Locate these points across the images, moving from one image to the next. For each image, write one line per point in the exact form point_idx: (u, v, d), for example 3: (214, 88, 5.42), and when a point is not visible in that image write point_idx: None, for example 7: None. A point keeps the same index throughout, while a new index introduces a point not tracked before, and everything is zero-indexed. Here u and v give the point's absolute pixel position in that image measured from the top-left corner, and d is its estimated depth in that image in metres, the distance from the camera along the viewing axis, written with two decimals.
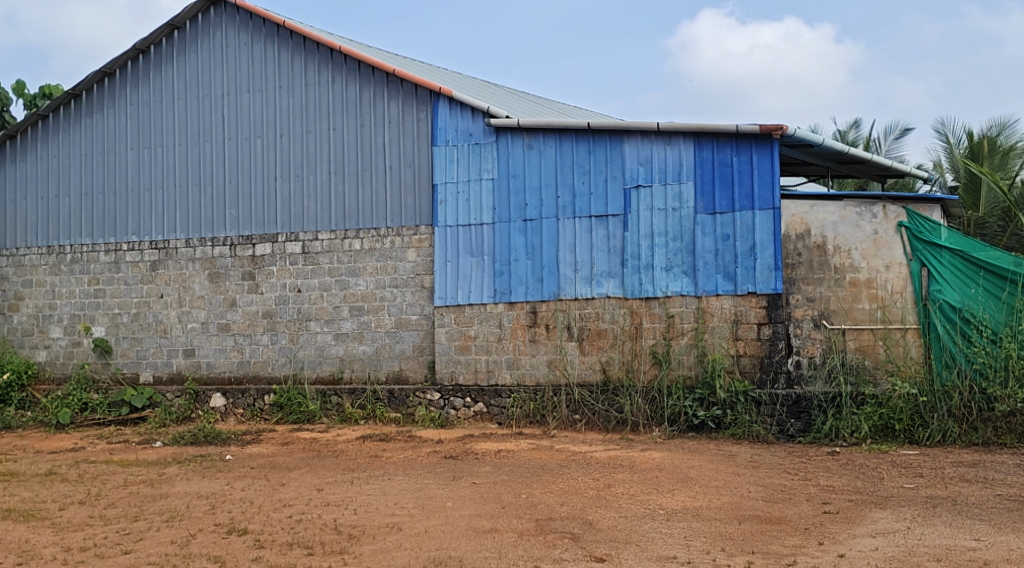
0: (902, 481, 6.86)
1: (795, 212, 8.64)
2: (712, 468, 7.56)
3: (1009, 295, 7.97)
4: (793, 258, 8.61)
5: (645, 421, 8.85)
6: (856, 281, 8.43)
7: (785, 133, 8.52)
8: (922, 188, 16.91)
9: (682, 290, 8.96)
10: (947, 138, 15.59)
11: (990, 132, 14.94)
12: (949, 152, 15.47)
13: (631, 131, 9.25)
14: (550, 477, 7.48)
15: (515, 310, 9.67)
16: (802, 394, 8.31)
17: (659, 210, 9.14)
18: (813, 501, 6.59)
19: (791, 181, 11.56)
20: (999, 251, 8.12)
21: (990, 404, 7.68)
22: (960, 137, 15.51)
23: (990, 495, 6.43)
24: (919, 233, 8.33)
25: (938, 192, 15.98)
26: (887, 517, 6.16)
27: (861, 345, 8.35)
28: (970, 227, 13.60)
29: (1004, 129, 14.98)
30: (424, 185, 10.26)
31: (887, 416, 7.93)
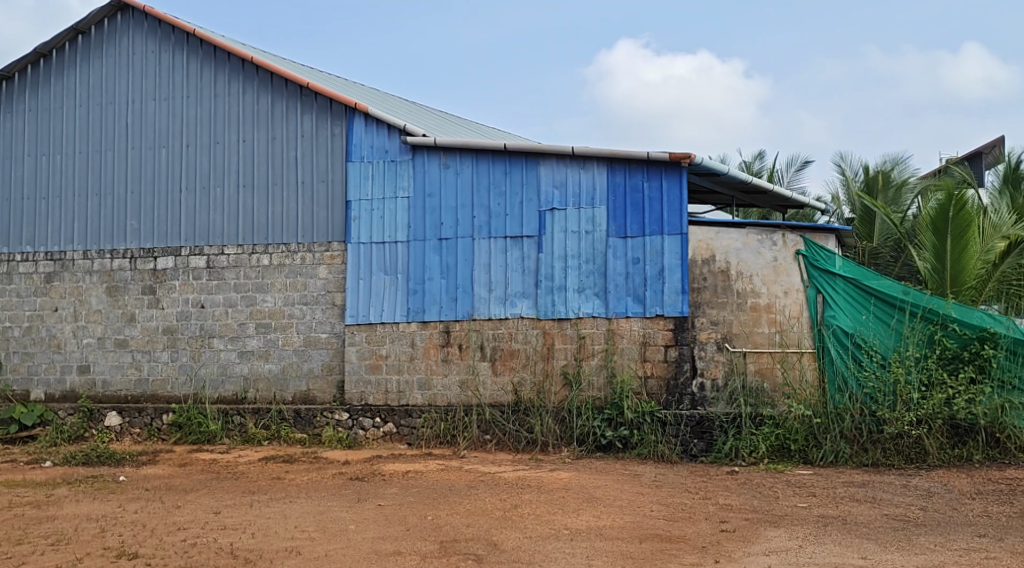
0: (796, 500, 7.12)
1: (702, 238, 8.91)
2: (617, 488, 7.66)
3: (898, 323, 8.31)
4: (699, 281, 8.86)
5: (554, 441, 8.91)
6: (757, 305, 8.74)
7: (693, 161, 8.79)
8: (821, 219, 17.65)
9: (593, 311, 9.10)
10: (845, 171, 16.36)
11: (884, 167, 15.68)
12: (846, 185, 16.23)
13: (547, 154, 9.37)
14: (456, 499, 7.45)
15: (428, 329, 9.64)
16: (705, 415, 8.54)
17: (572, 232, 9.28)
18: (712, 520, 6.76)
19: (698, 209, 11.92)
20: (891, 280, 8.48)
21: (880, 427, 7.98)
22: (857, 171, 16.30)
23: (878, 514, 6.73)
24: (816, 261, 8.72)
25: (836, 222, 16.68)
26: (781, 535, 6.38)
27: (761, 368, 8.64)
28: (865, 256, 14.22)
29: (897, 164, 15.78)
30: (337, 200, 10.15)
31: (784, 436, 8.19)
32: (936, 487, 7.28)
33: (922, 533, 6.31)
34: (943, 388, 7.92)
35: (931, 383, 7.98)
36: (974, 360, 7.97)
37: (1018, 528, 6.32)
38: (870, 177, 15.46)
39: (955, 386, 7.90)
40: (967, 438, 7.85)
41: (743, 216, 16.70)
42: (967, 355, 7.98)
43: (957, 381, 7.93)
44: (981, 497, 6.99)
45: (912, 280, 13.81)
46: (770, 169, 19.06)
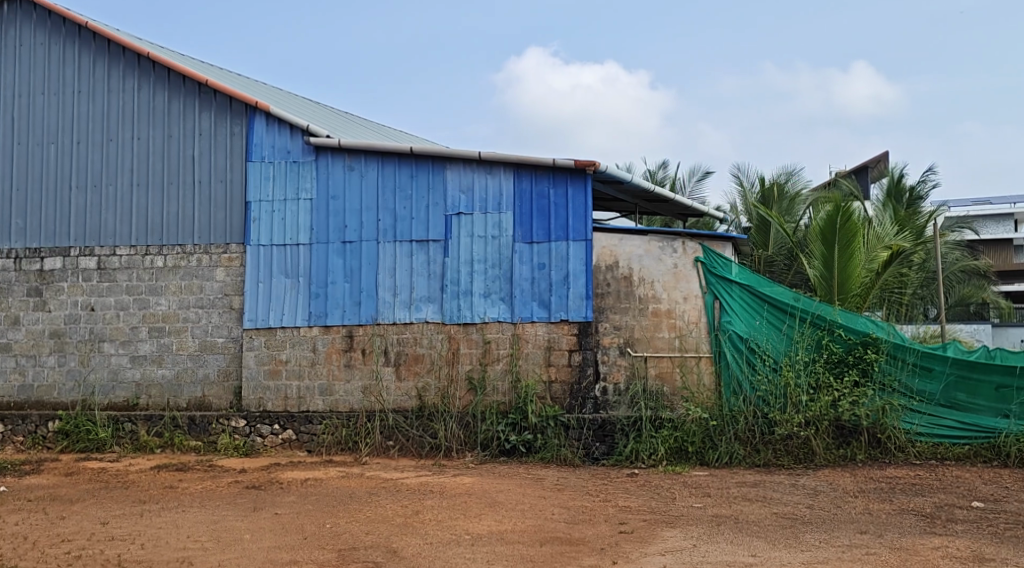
0: (692, 501, 7.32)
1: (606, 245, 9.07)
2: (519, 492, 7.70)
3: (789, 328, 8.64)
4: (603, 287, 9.01)
5: (458, 446, 8.84)
6: (658, 311, 8.94)
7: (598, 169, 8.93)
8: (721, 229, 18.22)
9: (498, 316, 9.13)
10: (743, 182, 16.95)
11: (779, 178, 16.33)
12: (744, 195, 16.82)
13: (453, 159, 9.36)
14: (357, 506, 7.34)
15: (330, 334, 9.48)
16: (607, 418, 8.65)
17: (479, 237, 9.29)
18: (611, 522, 6.87)
19: (602, 216, 12.13)
20: (783, 287, 8.80)
21: (771, 428, 8.28)
22: (754, 182, 16.92)
23: (769, 513, 6.98)
24: (713, 267, 8.97)
25: (734, 230, 17.24)
26: (676, 535, 6.55)
27: (661, 372, 8.83)
28: (761, 264, 14.73)
29: (791, 176, 16.44)
30: (237, 201, 9.88)
31: (682, 438, 8.35)
32: (822, 486, 7.60)
33: (808, 531, 6.58)
34: (830, 391, 8.29)
35: (818, 386, 8.34)
36: (858, 364, 8.35)
37: (896, 524, 6.68)
38: (765, 188, 16.07)
39: (840, 389, 8.28)
40: (851, 439, 8.23)
41: (647, 223, 17.05)
42: (851, 359, 8.37)
43: (842, 384, 8.31)
44: (864, 494, 7.35)
45: (804, 288, 14.36)
46: (672, 179, 19.57)
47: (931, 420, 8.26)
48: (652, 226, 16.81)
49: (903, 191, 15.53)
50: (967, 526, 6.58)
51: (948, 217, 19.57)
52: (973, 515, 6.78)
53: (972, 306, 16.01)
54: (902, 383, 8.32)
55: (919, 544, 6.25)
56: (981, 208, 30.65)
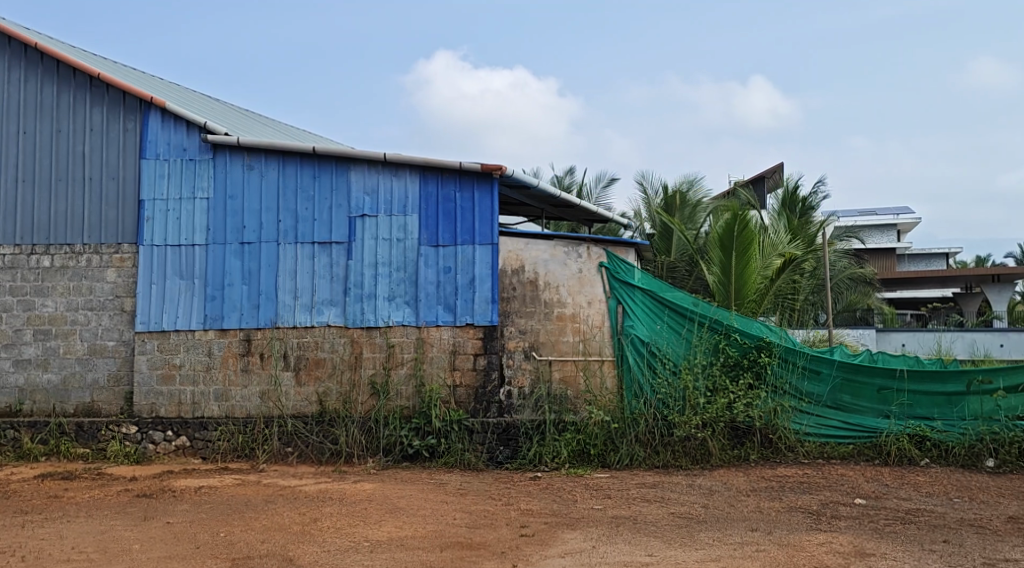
0: (592, 503, 7.41)
1: (512, 249, 9.04)
2: (421, 497, 7.63)
3: (688, 332, 8.81)
4: (508, 291, 8.98)
5: (359, 452, 8.70)
6: (563, 315, 8.96)
7: (504, 173, 8.91)
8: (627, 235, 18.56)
9: (403, 320, 9.03)
10: (647, 191, 17.33)
11: (681, 187, 16.72)
12: (648, 203, 17.21)
13: (357, 160, 9.22)
14: (253, 514, 7.13)
15: (227, 338, 9.20)
16: (511, 422, 8.64)
17: (383, 240, 9.18)
18: (512, 525, 6.89)
19: (509, 220, 12.16)
20: (683, 292, 8.97)
21: (671, 430, 8.45)
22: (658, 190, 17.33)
23: (666, 513, 7.15)
24: (617, 273, 9.03)
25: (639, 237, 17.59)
26: (576, 537, 6.61)
27: (565, 376, 8.88)
28: (663, 270, 15.02)
29: (693, 184, 16.89)
30: (130, 200, 9.48)
31: (584, 441, 8.46)
32: (717, 485, 7.82)
33: (703, 529, 6.75)
34: (726, 393, 8.54)
35: (715, 388, 8.58)
36: (752, 367, 8.62)
37: (785, 521, 6.93)
38: (668, 196, 16.52)
39: (736, 392, 8.54)
40: (745, 439, 8.51)
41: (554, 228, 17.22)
42: (746, 362, 8.63)
43: (738, 386, 8.57)
44: (756, 493, 7.60)
45: (705, 293, 14.50)
46: (579, 185, 19.85)
47: (819, 420, 8.61)
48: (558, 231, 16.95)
49: (796, 202, 16.18)
50: (850, 522, 6.88)
51: (837, 226, 20.54)
52: (856, 511, 7.11)
53: (858, 311, 16.86)
54: (792, 385, 8.63)
55: (806, 540, 6.50)
56: (868, 219, 32.36)
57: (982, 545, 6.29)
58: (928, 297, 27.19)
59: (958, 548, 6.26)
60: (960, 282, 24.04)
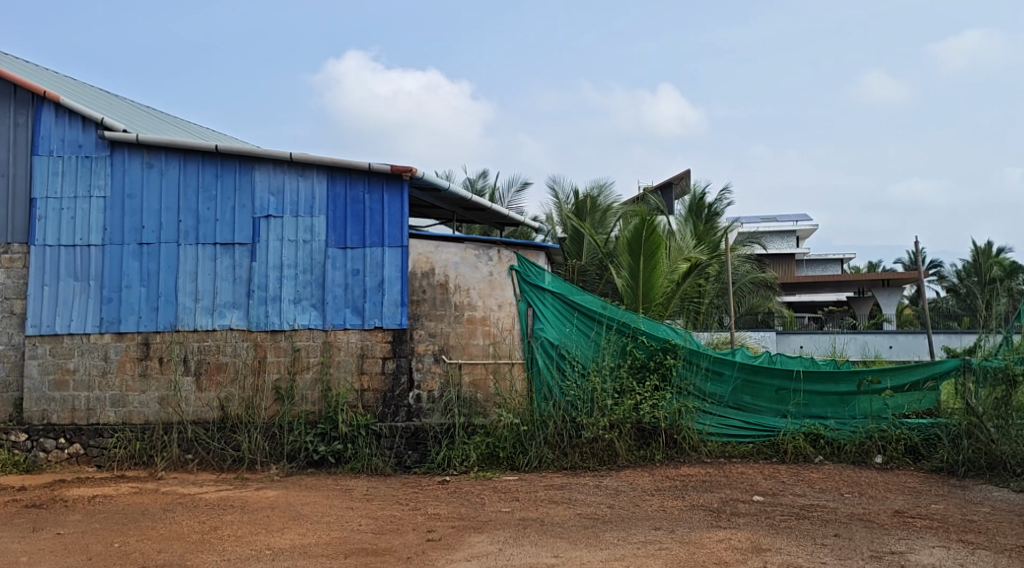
0: (500, 506, 7.44)
1: (422, 251, 8.95)
2: (326, 504, 7.51)
3: (596, 334, 8.86)
4: (418, 294, 8.89)
5: (262, 458, 8.52)
6: (473, 318, 8.88)
7: (415, 174, 8.84)
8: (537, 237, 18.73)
9: (309, 323, 8.87)
10: (559, 195, 17.53)
11: (592, 191, 16.95)
12: (559, 207, 17.40)
13: (262, 159, 9.01)
14: (150, 523, 6.87)
15: (124, 342, 8.86)
16: (420, 426, 8.58)
17: (289, 241, 9.00)
18: (419, 530, 6.85)
19: (419, 223, 12.08)
20: (592, 295, 9.04)
21: (578, 432, 8.51)
22: (569, 195, 17.55)
23: (572, 514, 7.22)
24: (527, 276, 9.01)
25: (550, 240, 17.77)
26: (483, 540, 6.62)
27: (475, 379, 8.80)
28: (574, 274, 15.21)
29: (603, 190, 17.17)
30: (20, 197, 9.04)
31: (493, 444, 8.47)
32: (623, 485, 7.96)
33: (607, 529, 6.85)
34: (632, 395, 8.66)
35: (622, 390, 8.69)
36: (658, 369, 8.76)
37: (686, 519, 7.11)
38: (579, 200, 16.74)
39: (642, 393, 8.66)
40: (650, 440, 8.67)
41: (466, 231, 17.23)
42: (653, 364, 8.76)
43: (644, 388, 8.69)
44: (660, 493, 7.76)
45: (614, 296, 14.78)
46: (491, 188, 19.93)
47: (721, 420, 8.86)
48: (471, 233, 16.98)
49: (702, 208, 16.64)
50: (748, 518, 7.10)
51: (741, 231, 21.23)
52: (754, 508, 7.35)
53: (759, 314, 17.48)
54: (696, 386, 8.84)
55: (706, 537, 6.68)
56: (770, 225, 33.58)
57: (869, 538, 6.60)
58: (826, 300, 28.42)
59: (848, 541, 6.54)
60: (853, 288, 25.21)
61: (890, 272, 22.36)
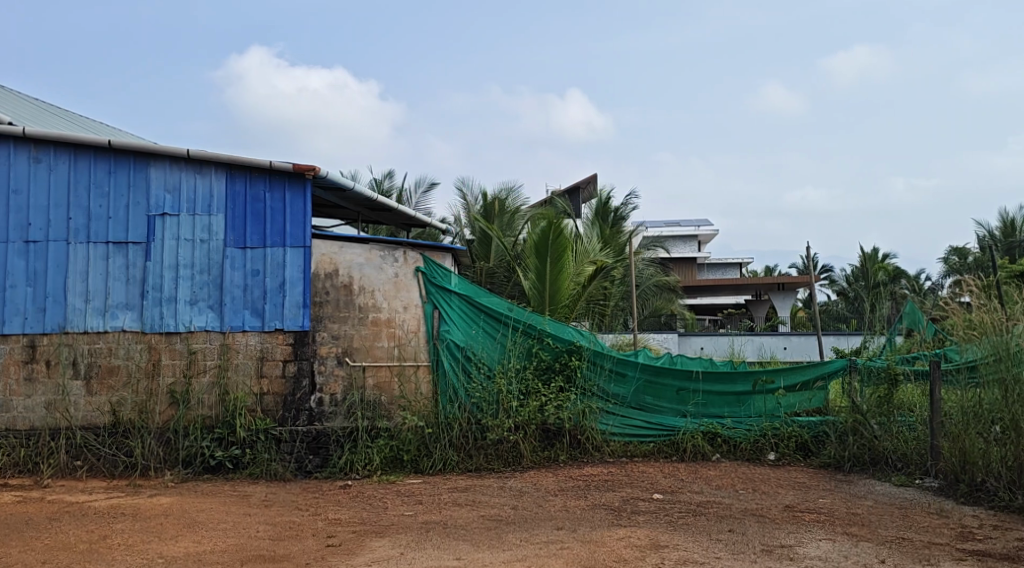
0: (403, 509, 7.37)
1: (325, 252, 8.79)
2: (223, 511, 7.28)
3: (502, 336, 8.87)
4: (321, 295, 8.72)
5: (156, 465, 8.20)
6: (377, 320, 8.75)
7: (318, 173, 8.68)
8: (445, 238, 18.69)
9: (206, 325, 8.60)
10: (467, 196, 17.54)
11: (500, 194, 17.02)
12: (467, 209, 17.40)
13: (158, 156, 8.69)
14: (32, 534, 6.52)
15: (8, 344, 8.47)
16: (321, 430, 8.39)
17: (186, 240, 8.70)
18: (319, 536, 6.71)
19: (323, 222, 11.87)
20: (498, 297, 9.04)
21: (484, 434, 8.51)
22: (477, 196, 17.57)
23: (475, 516, 7.21)
24: (433, 277, 8.93)
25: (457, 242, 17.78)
26: (384, 544, 6.53)
27: (379, 381, 8.67)
28: (482, 276, 15.25)
29: (511, 192, 17.26)
30: None
31: (397, 447, 8.37)
32: (527, 486, 8.00)
33: (510, 530, 6.88)
34: (538, 397, 8.69)
35: (528, 392, 8.70)
36: (563, 370, 8.83)
37: (588, 518, 7.20)
38: (487, 202, 16.78)
39: (547, 394, 8.71)
40: (554, 440, 8.74)
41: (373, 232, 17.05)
42: (558, 366, 8.82)
43: (549, 390, 8.74)
44: (563, 493, 7.83)
45: (521, 299, 14.91)
46: (398, 188, 19.78)
47: (623, 420, 9.03)
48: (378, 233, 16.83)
49: (608, 212, 16.93)
50: (648, 516, 7.25)
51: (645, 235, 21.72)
52: (653, 506, 7.50)
53: (662, 316, 17.93)
54: (600, 387, 8.97)
55: (607, 535, 6.78)
56: (675, 229, 34.46)
57: (762, 532, 6.83)
58: (726, 304, 29.41)
59: (741, 536, 6.75)
60: (751, 291, 26.12)
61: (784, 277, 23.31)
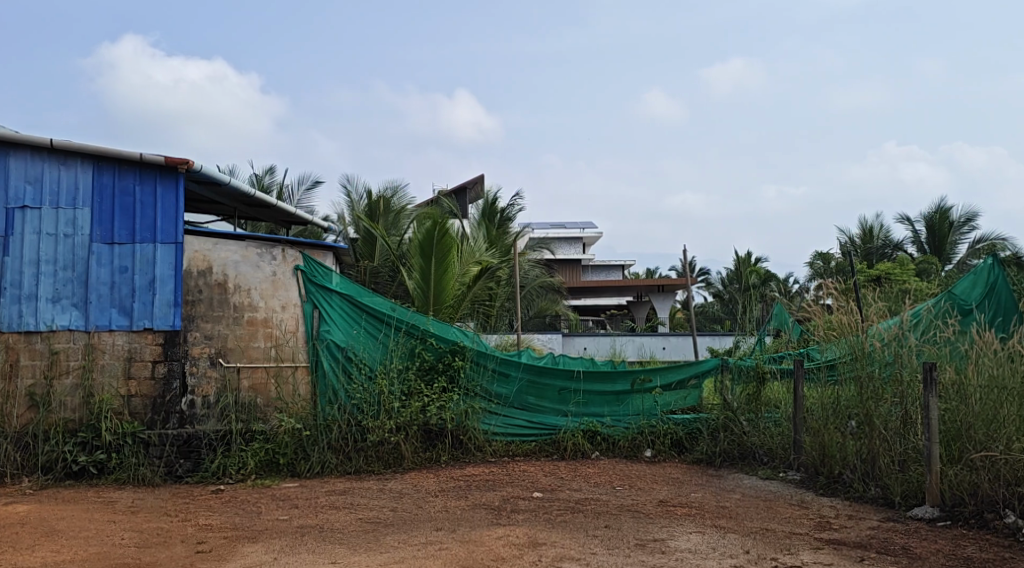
0: (278, 514, 7.17)
1: (198, 249, 8.46)
2: (84, 518, 6.90)
3: (384, 336, 8.78)
4: (193, 294, 8.39)
5: (12, 471, 7.71)
6: (253, 320, 8.49)
7: (191, 167, 8.36)
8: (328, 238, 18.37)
9: (69, 324, 8.13)
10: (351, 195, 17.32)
11: (385, 193, 16.88)
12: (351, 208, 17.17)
13: (17, 145, 8.17)
14: None
15: None
16: (193, 433, 8.07)
17: (47, 235, 8.21)
18: (188, 542, 6.45)
19: (197, 218, 11.45)
20: (381, 297, 8.95)
21: (364, 435, 8.38)
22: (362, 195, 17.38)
23: (352, 519, 7.09)
24: (313, 276, 8.73)
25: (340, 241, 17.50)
26: (257, 550, 6.34)
27: (255, 383, 8.42)
28: (366, 275, 15.07)
29: (397, 192, 17.16)
30: None
31: (273, 450, 8.16)
32: (407, 488, 7.93)
33: (389, 532, 6.80)
34: (420, 397, 8.65)
35: (410, 392, 8.65)
36: (446, 370, 8.81)
37: (468, 518, 7.19)
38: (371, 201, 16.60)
39: (430, 395, 8.68)
40: (436, 441, 8.72)
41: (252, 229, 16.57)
42: (441, 366, 8.80)
43: (432, 390, 8.71)
44: (443, 494, 7.80)
45: (405, 299, 14.82)
46: (279, 185, 19.30)
47: (505, 420, 9.09)
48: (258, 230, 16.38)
49: (495, 212, 17.02)
50: (527, 514, 7.31)
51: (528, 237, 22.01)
52: (533, 504, 7.57)
53: (547, 317, 18.21)
54: (483, 388, 9.00)
55: (485, 535, 6.80)
56: (561, 232, 35.04)
57: (636, 527, 7.00)
58: (608, 305, 30.13)
59: (617, 532, 6.90)
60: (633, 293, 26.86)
61: (661, 278, 24.08)
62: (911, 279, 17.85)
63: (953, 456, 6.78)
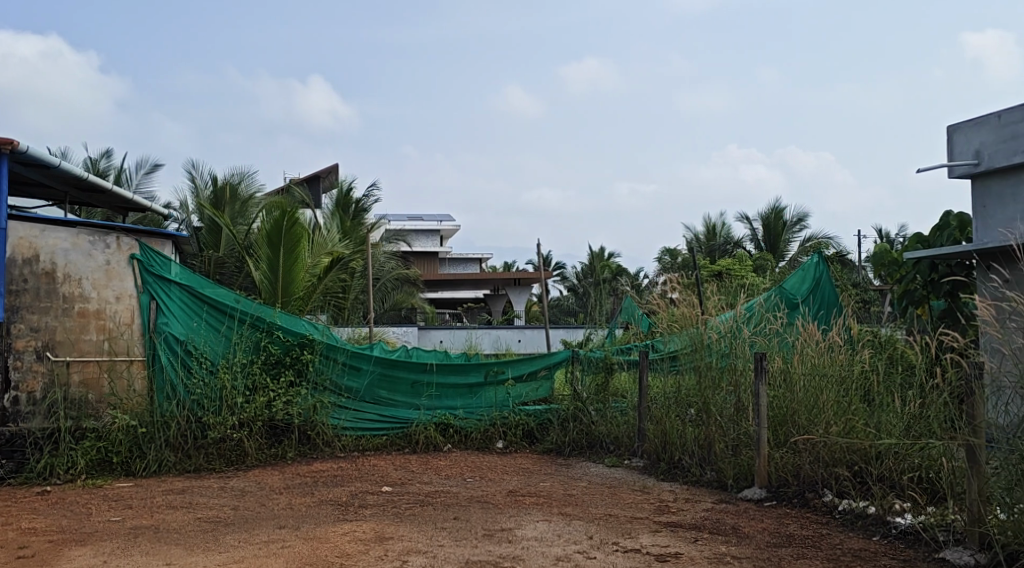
0: (109, 515, 6.80)
1: (23, 235, 7.76)
2: None
3: (227, 329, 8.54)
4: (17, 284, 7.70)
5: None
6: (85, 311, 8.01)
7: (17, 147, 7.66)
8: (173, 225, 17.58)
9: None
10: (196, 181, 16.70)
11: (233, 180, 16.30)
12: (196, 195, 16.56)
13: None
14: None
15: None
16: (15, 431, 7.50)
17: None
18: (6, 548, 6.02)
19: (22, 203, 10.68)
20: (225, 288, 8.67)
21: (204, 432, 8.13)
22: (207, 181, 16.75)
23: (190, 518, 6.82)
24: (150, 266, 8.35)
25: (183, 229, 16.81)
26: (85, 553, 6.00)
27: (86, 378, 7.93)
28: (211, 266, 14.54)
29: (244, 178, 16.62)
30: None
31: (105, 449, 7.76)
32: (250, 486, 7.71)
33: (229, 532, 6.59)
34: (265, 392, 8.48)
35: (255, 387, 8.45)
36: (294, 364, 8.66)
37: (313, 515, 7.07)
38: (218, 188, 16.03)
39: (275, 390, 8.52)
40: (282, 437, 8.61)
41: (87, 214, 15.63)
42: (288, 360, 8.64)
43: (278, 384, 8.55)
44: (288, 490, 7.64)
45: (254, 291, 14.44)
46: (118, 170, 18.32)
47: (356, 415, 9.03)
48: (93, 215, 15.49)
49: (350, 203, 16.79)
50: (375, 509, 7.26)
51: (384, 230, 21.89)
52: (381, 499, 7.52)
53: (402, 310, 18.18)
54: (332, 381, 8.89)
55: (331, 531, 6.70)
56: (422, 226, 34.99)
57: (484, 518, 7.09)
58: (467, 298, 30.38)
59: (465, 523, 6.95)
60: (490, 287, 27.16)
61: (518, 272, 24.50)
62: (742, 275, 18.93)
63: (780, 440, 7.22)
